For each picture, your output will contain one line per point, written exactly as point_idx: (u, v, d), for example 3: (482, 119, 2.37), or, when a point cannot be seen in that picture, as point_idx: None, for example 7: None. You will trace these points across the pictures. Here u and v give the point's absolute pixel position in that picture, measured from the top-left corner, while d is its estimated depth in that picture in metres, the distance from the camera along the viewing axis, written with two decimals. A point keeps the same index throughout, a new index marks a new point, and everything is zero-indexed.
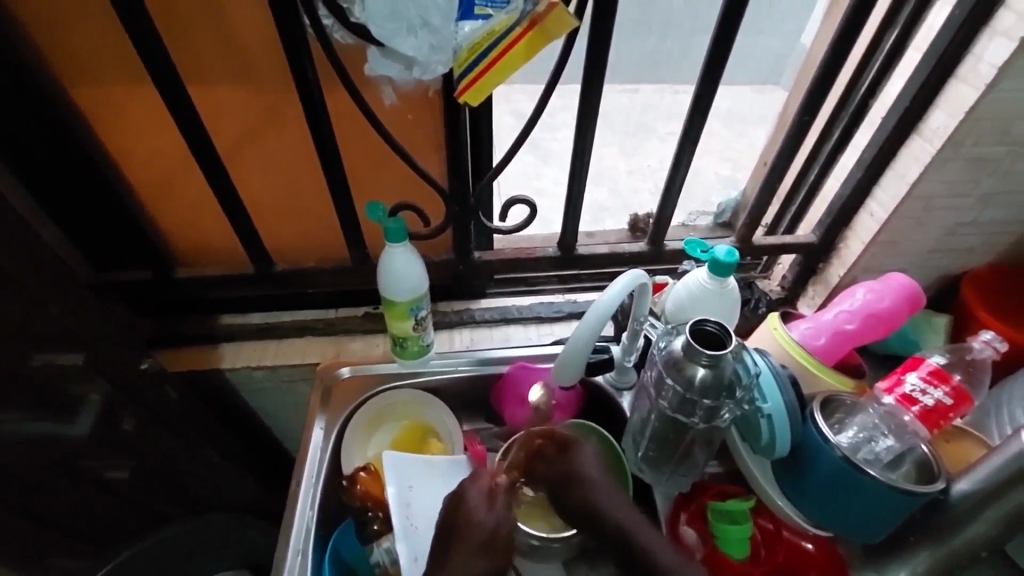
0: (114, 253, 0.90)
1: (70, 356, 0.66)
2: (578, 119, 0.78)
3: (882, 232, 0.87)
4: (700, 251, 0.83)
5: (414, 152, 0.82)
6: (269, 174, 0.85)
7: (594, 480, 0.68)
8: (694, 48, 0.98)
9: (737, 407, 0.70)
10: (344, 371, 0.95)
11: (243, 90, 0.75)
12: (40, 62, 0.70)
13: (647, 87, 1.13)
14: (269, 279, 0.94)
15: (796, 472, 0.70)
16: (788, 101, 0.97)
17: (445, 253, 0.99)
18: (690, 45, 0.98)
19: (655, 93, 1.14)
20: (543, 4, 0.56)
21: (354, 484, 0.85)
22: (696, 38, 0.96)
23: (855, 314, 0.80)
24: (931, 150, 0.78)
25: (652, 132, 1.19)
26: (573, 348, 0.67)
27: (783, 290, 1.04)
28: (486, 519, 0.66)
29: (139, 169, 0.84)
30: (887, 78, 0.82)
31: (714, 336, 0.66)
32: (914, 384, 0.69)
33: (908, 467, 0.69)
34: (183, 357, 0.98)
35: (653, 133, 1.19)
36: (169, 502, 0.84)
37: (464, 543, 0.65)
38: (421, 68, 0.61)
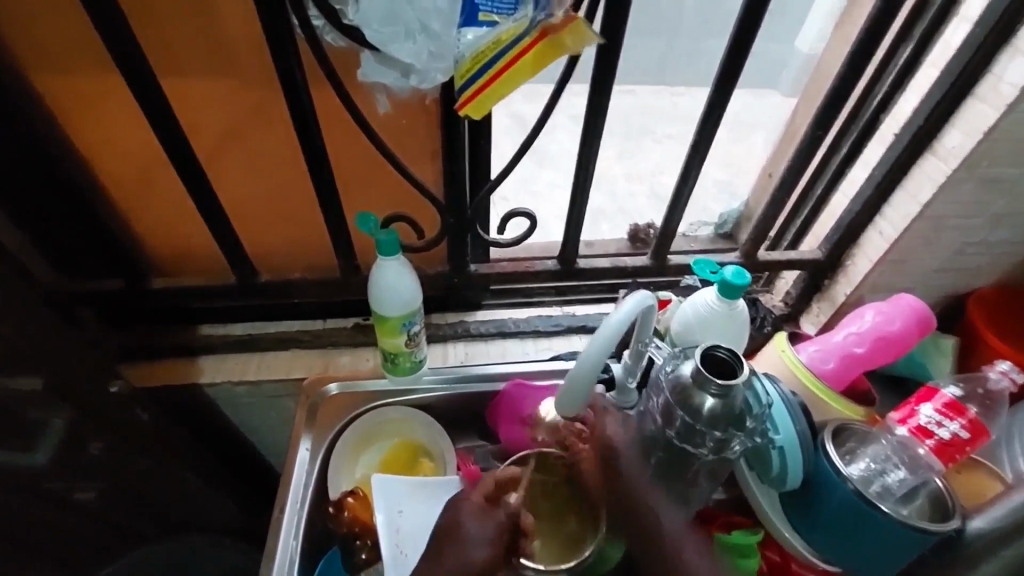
0: (86, 261, 0.85)
1: (29, 379, 0.61)
2: (583, 129, 0.74)
3: (891, 251, 0.84)
4: (710, 272, 0.78)
5: (408, 161, 0.77)
6: (252, 179, 0.80)
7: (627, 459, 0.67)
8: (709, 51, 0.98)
9: (748, 439, 0.66)
10: (332, 387, 0.89)
11: (225, 92, 0.71)
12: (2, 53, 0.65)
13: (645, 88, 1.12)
14: (252, 290, 0.89)
15: (807, 506, 0.68)
16: (796, 112, 0.95)
17: (438, 264, 0.95)
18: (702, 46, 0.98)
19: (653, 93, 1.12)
20: (559, 17, 0.53)
21: (341, 510, 0.81)
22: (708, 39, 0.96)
23: (864, 337, 0.77)
24: (945, 170, 0.76)
25: (650, 133, 1.17)
26: (581, 369, 0.62)
27: (786, 306, 1.01)
28: (485, 537, 0.66)
29: (113, 173, 0.79)
30: (900, 92, 0.79)
31: (723, 362, 0.63)
32: (930, 416, 0.67)
33: (922, 502, 0.66)
34: (154, 371, 0.92)
35: (649, 134, 1.16)
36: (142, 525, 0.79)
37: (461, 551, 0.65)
38: (418, 75, 0.56)
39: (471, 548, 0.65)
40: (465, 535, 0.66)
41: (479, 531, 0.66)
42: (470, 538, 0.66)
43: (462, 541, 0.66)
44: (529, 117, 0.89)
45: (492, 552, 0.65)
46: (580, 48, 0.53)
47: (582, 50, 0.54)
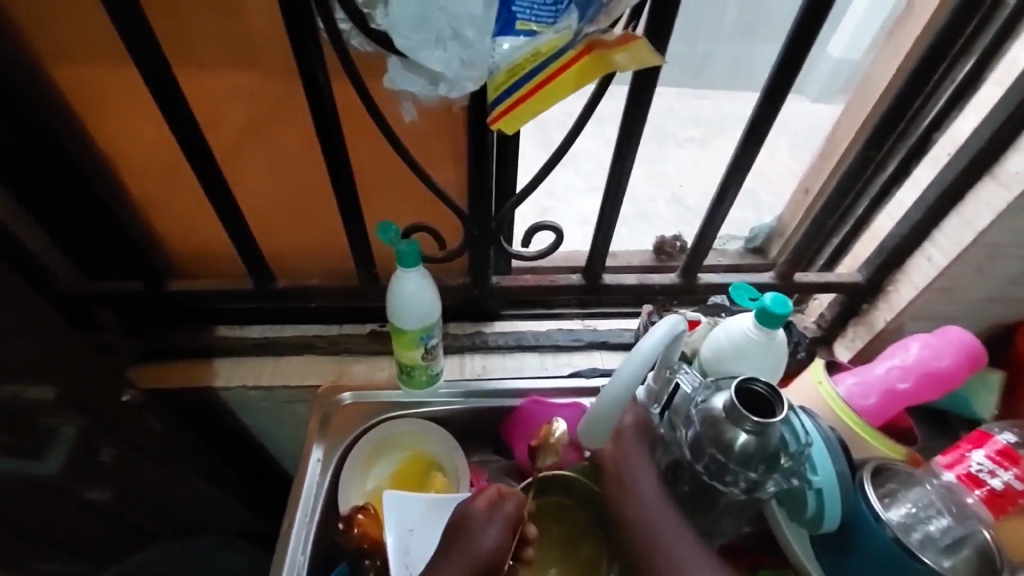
0: (104, 259, 0.84)
1: (41, 388, 0.59)
2: (616, 141, 0.71)
3: (939, 279, 0.79)
4: (748, 301, 0.75)
5: (432, 169, 0.74)
6: (270, 182, 0.78)
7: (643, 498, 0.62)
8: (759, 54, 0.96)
9: (784, 480, 0.62)
10: (346, 396, 0.88)
11: (247, 94, 0.69)
12: (22, 45, 0.64)
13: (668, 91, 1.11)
14: (268, 295, 0.87)
15: (841, 551, 0.63)
16: (838, 126, 0.90)
17: (459, 275, 0.91)
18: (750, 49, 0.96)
19: (677, 98, 1.12)
20: (612, 34, 0.49)
21: (350, 526, 0.78)
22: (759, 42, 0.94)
23: (908, 371, 0.72)
24: (1006, 196, 0.70)
25: (669, 138, 1.15)
26: (615, 387, 0.59)
27: (819, 329, 0.96)
28: (491, 531, 0.60)
29: (132, 172, 0.77)
30: (959, 110, 0.74)
31: (761, 397, 0.60)
32: (981, 464, 0.65)
33: (968, 553, 0.61)
34: (167, 373, 0.91)
35: (671, 139, 1.15)
36: None
37: (464, 546, 0.59)
38: (448, 84, 0.53)
39: (479, 537, 0.59)
40: (474, 523, 0.60)
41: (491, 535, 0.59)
42: (479, 526, 0.60)
43: (472, 545, 0.59)
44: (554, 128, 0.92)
45: (499, 549, 0.59)
46: (631, 68, 0.48)
47: (632, 71, 0.49)
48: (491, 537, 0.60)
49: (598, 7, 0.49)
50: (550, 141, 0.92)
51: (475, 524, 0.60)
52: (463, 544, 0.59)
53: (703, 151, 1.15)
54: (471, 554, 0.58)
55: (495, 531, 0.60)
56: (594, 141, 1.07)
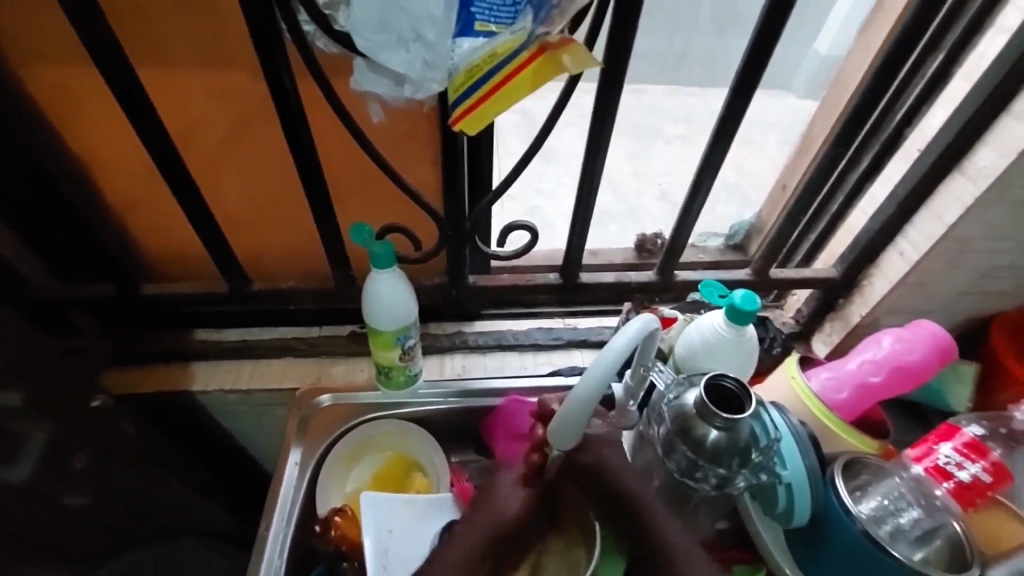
0: (77, 262, 0.83)
1: (10, 394, 0.58)
2: (588, 139, 0.71)
3: (911, 274, 0.80)
4: (719, 298, 0.76)
5: (405, 169, 0.74)
6: (242, 185, 0.78)
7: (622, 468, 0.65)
8: (735, 51, 0.97)
9: (754, 475, 0.62)
10: (324, 399, 0.87)
11: (214, 96, 0.68)
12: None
13: (655, 88, 1.17)
14: (244, 298, 0.87)
15: (814, 544, 0.64)
16: (813, 121, 0.91)
17: (436, 275, 0.91)
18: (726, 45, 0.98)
19: (665, 95, 1.17)
20: (557, 36, 0.50)
21: (328, 529, 0.78)
22: (735, 39, 0.94)
23: (880, 365, 0.73)
24: (974, 191, 0.71)
25: (658, 134, 1.16)
26: (586, 386, 0.57)
27: (797, 324, 0.97)
28: (510, 497, 0.66)
29: (102, 177, 0.77)
30: (929, 105, 0.75)
31: (731, 394, 0.60)
32: (949, 457, 0.64)
33: (940, 544, 0.63)
34: (144, 378, 0.91)
35: (658, 136, 1.16)
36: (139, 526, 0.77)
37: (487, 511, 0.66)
38: (413, 85, 0.53)
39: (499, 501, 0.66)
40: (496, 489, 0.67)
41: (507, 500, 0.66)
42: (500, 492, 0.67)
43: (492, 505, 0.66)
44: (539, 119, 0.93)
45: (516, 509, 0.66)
46: (579, 69, 0.50)
47: (580, 74, 0.50)
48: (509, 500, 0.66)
49: (550, 8, 0.49)
50: (532, 126, 0.93)
51: (495, 491, 0.67)
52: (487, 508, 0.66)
53: (687, 148, 1.16)
54: (491, 516, 0.65)
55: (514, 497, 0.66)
56: (575, 136, 1.10)
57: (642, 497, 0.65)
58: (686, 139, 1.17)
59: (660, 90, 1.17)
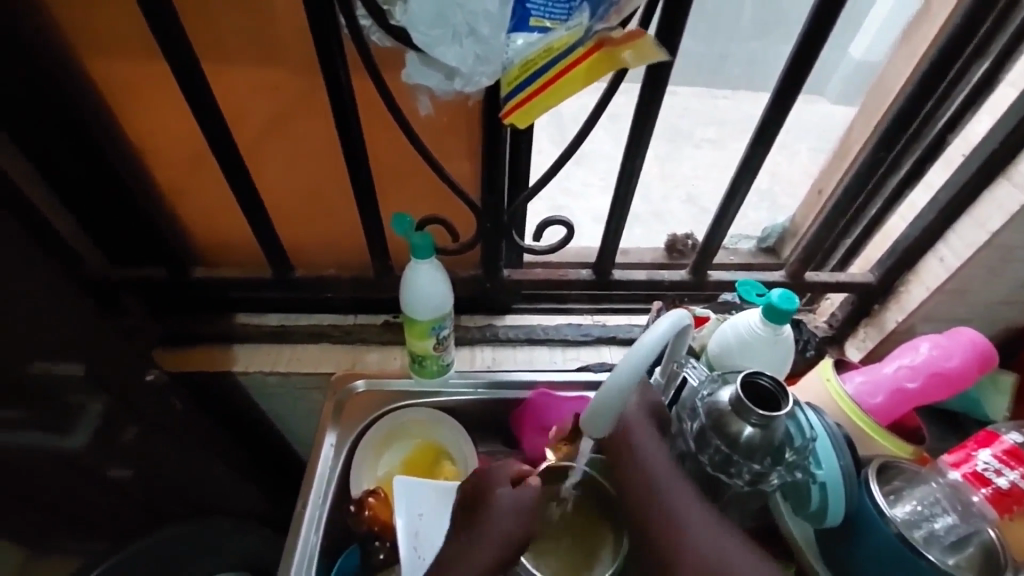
0: (127, 247, 0.87)
1: (68, 367, 0.62)
2: (628, 136, 0.72)
3: (951, 280, 0.79)
4: (756, 296, 0.76)
5: (448, 164, 0.76)
6: (290, 175, 0.81)
7: (641, 441, 0.62)
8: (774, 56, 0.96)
9: (788, 474, 0.63)
10: (359, 384, 0.90)
11: (269, 90, 0.71)
12: (51, 33, 0.66)
13: (686, 91, 1.11)
14: (286, 284, 0.90)
15: (845, 545, 0.64)
16: (852, 126, 0.90)
17: (472, 267, 0.93)
18: (764, 49, 0.97)
19: (695, 97, 1.12)
20: (617, 33, 0.52)
21: (362, 509, 0.80)
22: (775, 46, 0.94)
23: (918, 371, 0.72)
24: (1021, 198, 0.70)
25: (688, 138, 1.16)
26: (616, 380, 0.58)
27: (830, 328, 0.96)
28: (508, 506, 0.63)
29: (160, 165, 0.81)
30: (975, 110, 0.73)
31: (767, 392, 0.61)
32: (987, 463, 0.64)
33: (972, 551, 0.62)
34: (191, 358, 0.94)
35: (687, 139, 1.15)
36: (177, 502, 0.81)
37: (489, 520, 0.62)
38: (463, 79, 0.55)
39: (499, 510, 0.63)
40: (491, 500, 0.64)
41: (512, 504, 0.63)
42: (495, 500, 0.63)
43: (491, 522, 0.62)
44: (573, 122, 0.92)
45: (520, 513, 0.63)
46: (637, 65, 0.51)
47: (639, 69, 0.51)
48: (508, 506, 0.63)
49: (608, 5, 0.51)
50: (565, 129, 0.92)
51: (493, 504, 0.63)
52: (486, 519, 0.63)
53: (717, 151, 1.16)
54: (494, 525, 0.62)
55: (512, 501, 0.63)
56: (607, 139, 1.10)
57: (665, 486, 0.60)
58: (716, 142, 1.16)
59: (691, 92, 1.11)
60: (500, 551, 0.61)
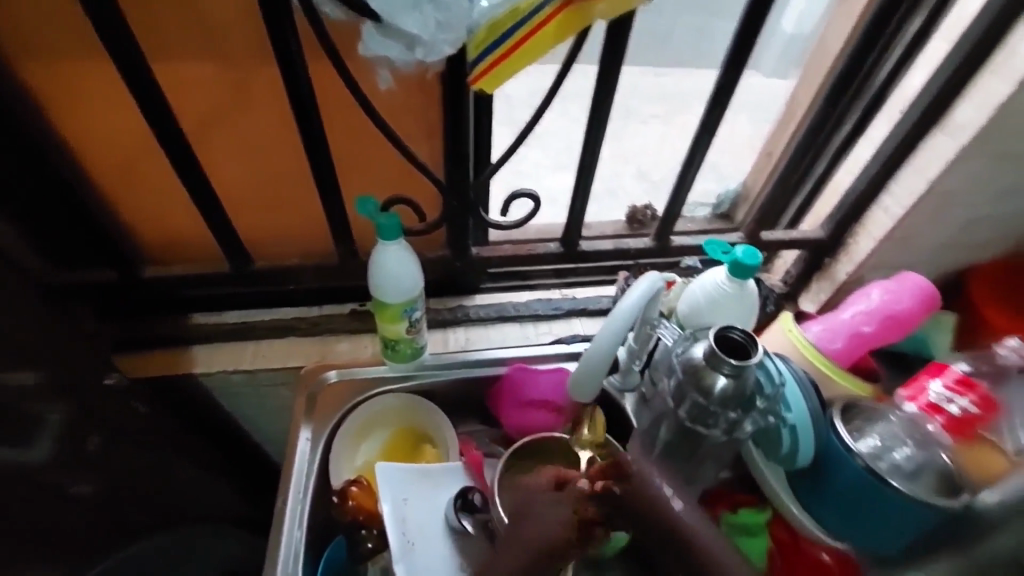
0: (67, 248, 0.81)
1: (19, 374, 0.58)
2: (590, 113, 0.74)
3: (895, 229, 0.84)
4: (721, 253, 0.77)
5: (410, 141, 0.75)
6: (244, 162, 0.77)
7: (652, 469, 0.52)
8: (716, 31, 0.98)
9: (761, 419, 0.66)
10: (332, 374, 0.88)
11: (215, 70, 0.67)
12: None
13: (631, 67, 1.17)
14: (246, 277, 0.87)
15: (816, 482, 0.68)
16: (796, 91, 0.94)
17: (439, 248, 0.92)
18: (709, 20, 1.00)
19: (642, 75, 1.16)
20: None
21: (345, 499, 0.79)
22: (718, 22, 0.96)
23: (871, 315, 0.77)
24: (955, 146, 0.75)
25: (635, 115, 1.18)
26: (594, 353, 0.64)
27: (786, 285, 1.01)
28: (555, 517, 0.54)
29: (97, 157, 0.75)
30: (909, 67, 0.78)
31: (738, 344, 0.63)
32: (939, 394, 0.70)
33: (930, 477, 0.65)
34: (151, 361, 0.90)
35: (635, 115, 1.17)
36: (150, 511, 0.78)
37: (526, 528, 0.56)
38: (424, 48, 0.54)
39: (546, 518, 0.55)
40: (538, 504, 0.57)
41: (551, 514, 0.56)
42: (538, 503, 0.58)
43: (536, 528, 0.55)
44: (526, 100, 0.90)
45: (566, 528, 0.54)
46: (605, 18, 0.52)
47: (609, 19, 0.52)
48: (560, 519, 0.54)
49: None
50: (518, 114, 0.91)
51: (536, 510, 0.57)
52: (532, 525, 0.56)
53: (666, 127, 1.17)
54: (539, 532, 0.55)
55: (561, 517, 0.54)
56: (563, 118, 1.12)
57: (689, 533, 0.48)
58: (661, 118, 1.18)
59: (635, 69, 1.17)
60: (541, 557, 0.54)
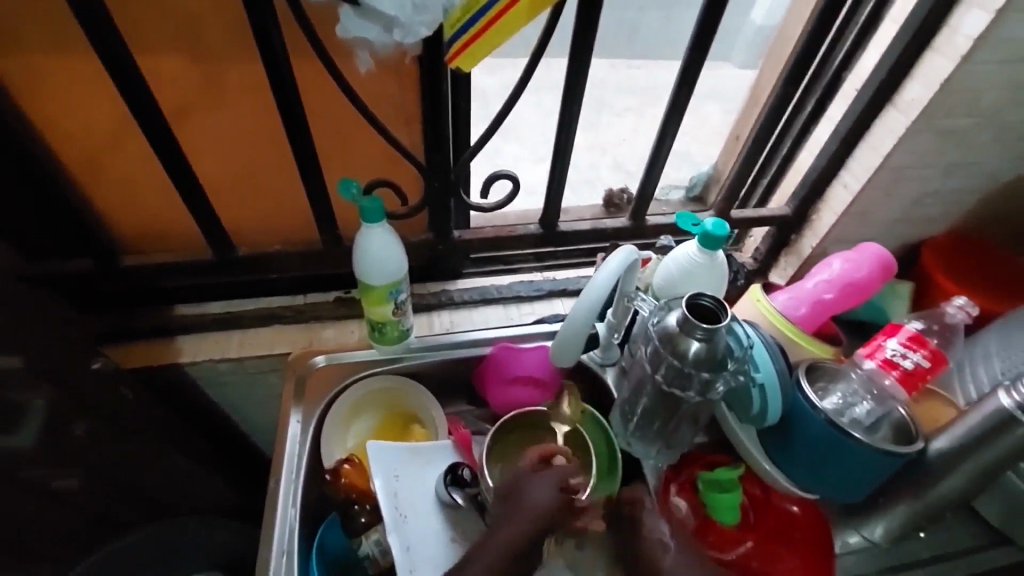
0: (46, 240, 0.81)
1: (7, 360, 0.59)
2: (562, 100, 0.78)
3: (855, 203, 0.89)
4: (693, 226, 0.81)
5: (390, 126, 0.77)
6: (225, 151, 0.78)
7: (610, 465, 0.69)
8: (678, 22, 0.97)
9: (732, 379, 0.70)
10: (319, 359, 0.89)
11: (193, 59, 0.68)
12: None
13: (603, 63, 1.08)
14: (231, 265, 0.88)
15: (785, 439, 0.72)
16: (761, 75, 0.98)
17: (421, 232, 0.94)
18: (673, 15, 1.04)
19: (612, 69, 1.10)
20: None
21: (338, 476, 0.82)
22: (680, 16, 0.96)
23: (833, 283, 0.81)
24: (905, 122, 0.80)
25: (608, 108, 1.16)
26: (571, 326, 0.68)
27: (756, 261, 1.06)
28: (547, 491, 0.64)
29: (76, 148, 0.75)
30: (863, 49, 0.82)
31: (708, 310, 0.66)
32: (895, 349, 0.72)
33: (887, 430, 0.73)
34: (136, 352, 0.90)
35: (609, 109, 1.16)
36: (133, 508, 0.78)
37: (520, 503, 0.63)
38: (402, 30, 0.56)
39: (538, 492, 0.63)
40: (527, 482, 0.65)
41: (544, 489, 0.64)
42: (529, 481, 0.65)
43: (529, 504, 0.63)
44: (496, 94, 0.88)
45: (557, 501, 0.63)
46: None
47: None
48: (548, 493, 0.64)
49: None
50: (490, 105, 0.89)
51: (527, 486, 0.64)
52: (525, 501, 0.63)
53: (638, 119, 1.16)
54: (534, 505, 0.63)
55: (551, 490, 0.64)
56: (536, 112, 1.05)
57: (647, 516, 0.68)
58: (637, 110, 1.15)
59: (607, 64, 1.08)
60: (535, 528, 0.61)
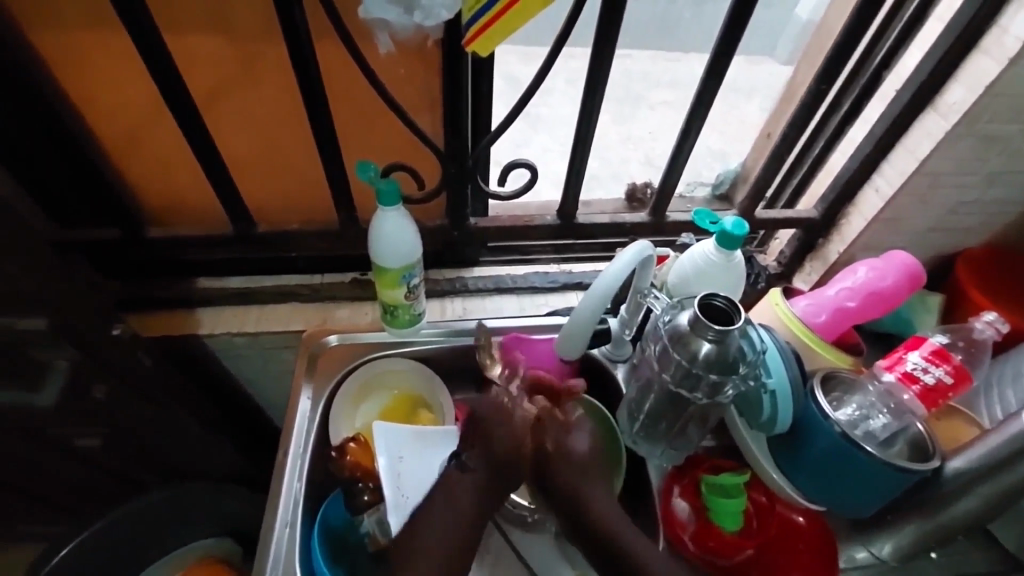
0: (78, 208, 0.84)
1: (35, 323, 0.62)
2: (584, 91, 0.76)
3: (887, 208, 0.85)
4: (709, 223, 0.80)
5: (410, 110, 0.77)
6: (247, 129, 0.79)
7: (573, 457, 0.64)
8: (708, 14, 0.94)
9: (741, 383, 0.68)
10: (332, 338, 0.90)
11: (220, 36, 0.69)
12: None
13: (641, 53, 1.05)
14: (250, 241, 0.89)
15: (793, 447, 0.71)
16: (797, 70, 0.94)
17: (437, 217, 0.95)
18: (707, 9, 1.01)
19: (652, 61, 1.06)
20: None
21: (342, 455, 0.82)
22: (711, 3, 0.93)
23: (856, 291, 0.79)
24: (945, 125, 0.76)
25: (641, 101, 1.11)
26: (578, 320, 0.67)
27: (780, 265, 1.03)
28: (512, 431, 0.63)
29: (108, 121, 0.77)
30: (905, 47, 0.78)
31: (721, 311, 0.65)
32: (916, 363, 0.70)
33: (901, 446, 0.71)
34: (155, 322, 0.92)
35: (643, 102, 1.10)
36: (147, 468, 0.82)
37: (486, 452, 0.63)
38: (423, 12, 0.57)
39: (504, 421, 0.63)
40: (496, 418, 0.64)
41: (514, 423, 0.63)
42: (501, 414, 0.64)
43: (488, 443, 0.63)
44: (526, 83, 0.87)
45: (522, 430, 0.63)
46: None
47: None
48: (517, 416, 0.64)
49: None
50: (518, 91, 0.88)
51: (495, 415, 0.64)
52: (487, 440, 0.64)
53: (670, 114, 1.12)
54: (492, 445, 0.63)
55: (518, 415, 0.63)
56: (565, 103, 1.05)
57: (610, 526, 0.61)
58: (671, 104, 1.13)
59: (646, 55, 1.05)
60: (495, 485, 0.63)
